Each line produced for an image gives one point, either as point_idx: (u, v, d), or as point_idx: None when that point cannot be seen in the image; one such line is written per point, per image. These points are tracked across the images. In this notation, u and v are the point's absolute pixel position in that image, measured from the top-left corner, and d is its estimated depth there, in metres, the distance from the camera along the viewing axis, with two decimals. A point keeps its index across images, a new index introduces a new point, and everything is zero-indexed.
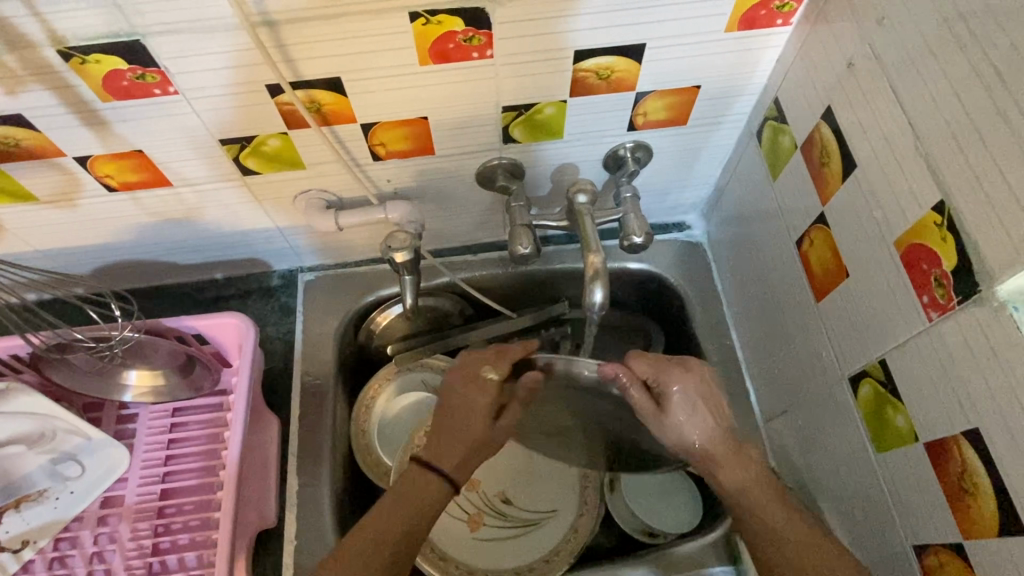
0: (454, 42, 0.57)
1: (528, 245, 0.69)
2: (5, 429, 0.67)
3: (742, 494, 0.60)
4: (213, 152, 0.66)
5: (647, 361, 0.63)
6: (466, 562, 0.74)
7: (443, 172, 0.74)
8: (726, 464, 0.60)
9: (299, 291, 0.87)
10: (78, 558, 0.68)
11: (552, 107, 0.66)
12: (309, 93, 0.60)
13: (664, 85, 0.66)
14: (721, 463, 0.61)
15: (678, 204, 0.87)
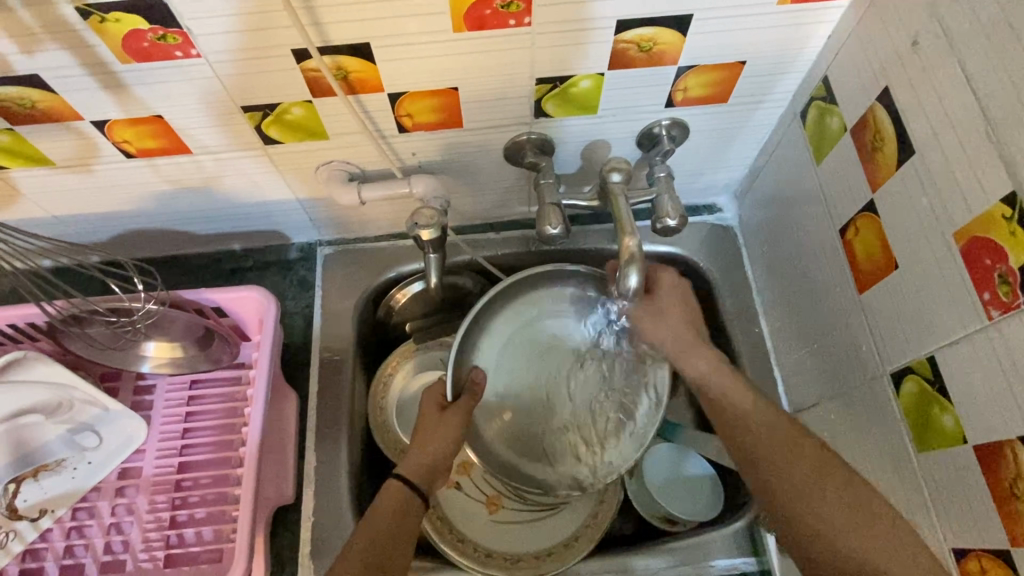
0: (491, 7, 0.54)
1: (557, 225, 0.67)
2: (22, 398, 0.67)
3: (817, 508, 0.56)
4: (234, 119, 0.63)
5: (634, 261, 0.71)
6: (485, 544, 0.73)
7: (469, 146, 0.71)
8: (717, 377, 0.65)
9: (318, 265, 0.85)
10: (96, 529, 0.67)
11: (588, 80, 0.63)
12: (336, 60, 0.57)
13: (708, 58, 0.62)
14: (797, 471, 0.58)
15: (710, 185, 0.84)
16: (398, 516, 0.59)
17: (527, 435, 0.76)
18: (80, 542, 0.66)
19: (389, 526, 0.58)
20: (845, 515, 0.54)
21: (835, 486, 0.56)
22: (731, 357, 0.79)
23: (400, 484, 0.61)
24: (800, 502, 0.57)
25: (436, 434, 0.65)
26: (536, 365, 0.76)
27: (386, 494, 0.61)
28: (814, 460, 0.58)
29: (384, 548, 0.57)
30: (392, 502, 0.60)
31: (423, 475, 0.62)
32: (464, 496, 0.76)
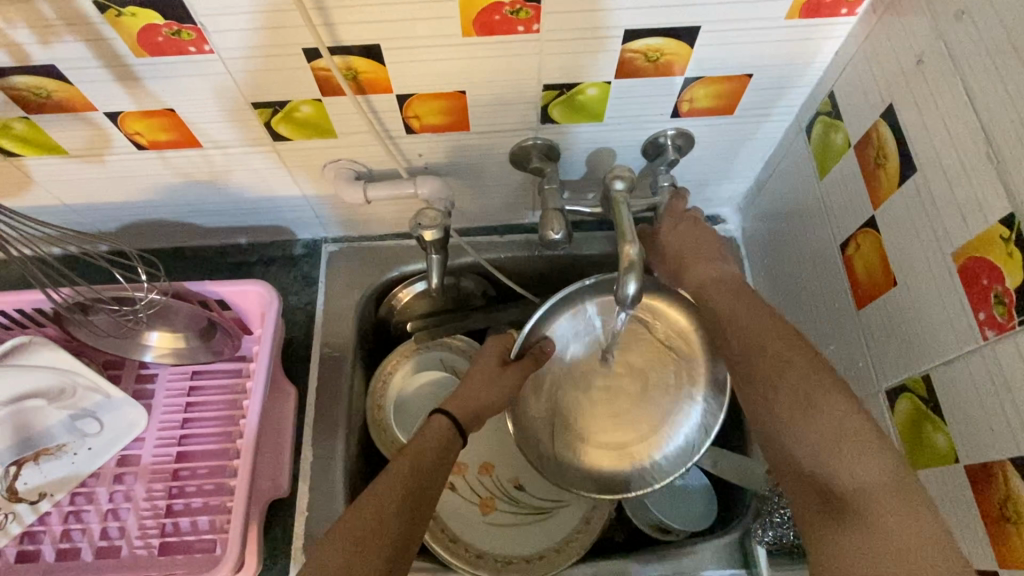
0: (500, 13, 0.54)
1: (560, 230, 0.68)
2: (27, 381, 0.68)
3: (785, 378, 0.55)
4: (244, 115, 0.64)
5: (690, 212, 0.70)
6: (477, 545, 0.73)
7: (475, 150, 0.72)
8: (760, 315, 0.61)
9: (322, 261, 0.86)
10: (93, 514, 0.68)
11: (594, 88, 0.64)
12: (346, 60, 0.58)
13: (713, 71, 0.63)
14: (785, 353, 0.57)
15: (715, 197, 0.84)
16: (439, 446, 0.60)
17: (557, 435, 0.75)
18: (77, 527, 0.67)
19: (432, 451, 0.59)
20: (823, 418, 0.52)
21: (825, 392, 0.53)
22: None
23: (445, 418, 0.62)
24: (782, 399, 0.54)
25: (485, 384, 0.67)
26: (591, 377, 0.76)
27: (431, 425, 0.61)
28: (809, 367, 0.55)
29: (428, 470, 0.57)
30: (437, 428, 0.61)
31: (469, 415, 0.64)
32: (458, 496, 0.76)
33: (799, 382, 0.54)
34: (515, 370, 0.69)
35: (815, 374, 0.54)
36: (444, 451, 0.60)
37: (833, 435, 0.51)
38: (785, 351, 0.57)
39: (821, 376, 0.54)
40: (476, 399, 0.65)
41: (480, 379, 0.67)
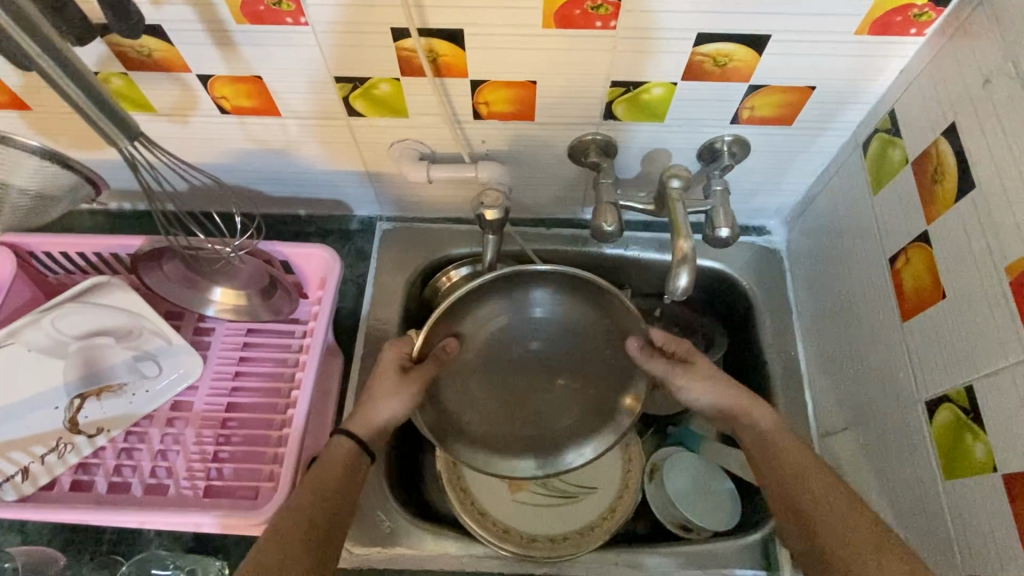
0: (581, 8, 0.57)
1: (612, 223, 0.70)
2: (99, 319, 0.73)
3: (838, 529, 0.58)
4: (326, 88, 0.68)
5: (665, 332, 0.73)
6: (505, 521, 0.75)
7: (537, 141, 0.75)
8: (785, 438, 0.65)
9: (376, 237, 0.90)
10: (145, 452, 0.72)
11: (660, 88, 0.66)
12: (430, 42, 0.61)
13: (778, 80, 0.65)
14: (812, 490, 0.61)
15: (762, 208, 0.87)
16: (343, 475, 0.63)
17: (507, 411, 0.76)
18: (129, 463, 0.71)
19: (333, 476, 0.63)
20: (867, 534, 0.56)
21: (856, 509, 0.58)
22: (763, 377, 0.82)
23: (345, 439, 0.65)
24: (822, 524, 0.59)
25: (382, 390, 0.67)
26: (516, 345, 0.73)
27: (333, 448, 0.65)
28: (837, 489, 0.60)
29: (325, 497, 0.61)
30: (334, 456, 0.64)
31: (378, 430, 0.67)
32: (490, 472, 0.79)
33: (853, 532, 0.57)
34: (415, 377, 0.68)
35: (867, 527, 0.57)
36: (348, 467, 0.64)
37: None
38: (832, 503, 0.59)
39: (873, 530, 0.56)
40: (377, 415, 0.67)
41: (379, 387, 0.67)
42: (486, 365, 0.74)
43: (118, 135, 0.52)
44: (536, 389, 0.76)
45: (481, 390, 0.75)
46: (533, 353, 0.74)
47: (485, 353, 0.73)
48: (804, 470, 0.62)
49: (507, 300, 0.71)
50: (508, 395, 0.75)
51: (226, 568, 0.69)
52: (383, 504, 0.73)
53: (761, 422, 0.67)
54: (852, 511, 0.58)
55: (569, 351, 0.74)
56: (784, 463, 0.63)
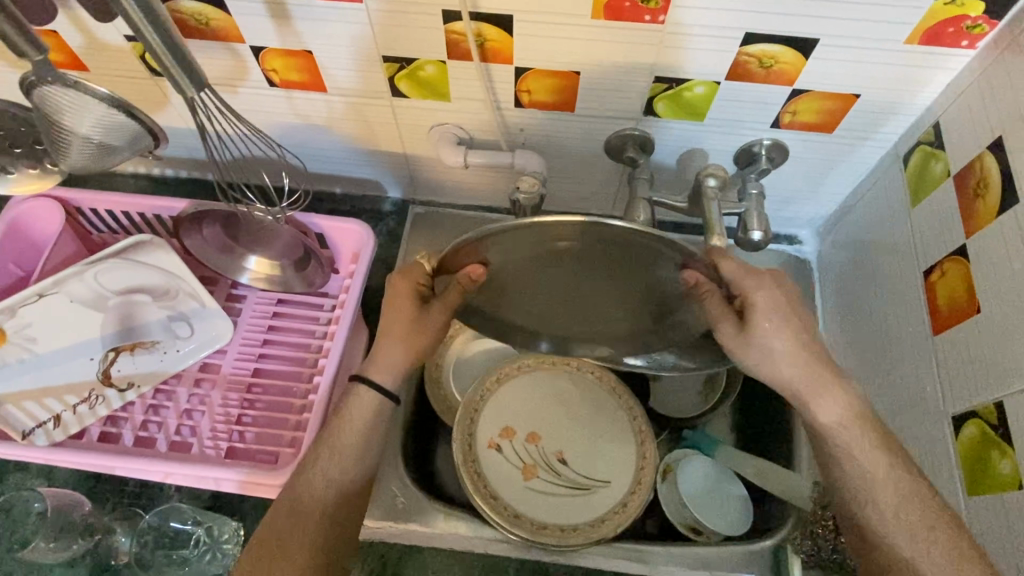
0: (631, 1, 0.58)
1: (644, 218, 0.71)
2: (138, 277, 0.76)
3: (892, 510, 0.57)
4: (373, 66, 0.69)
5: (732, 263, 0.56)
6: (516, 507, 0.75)
7: (575, 132, 0.76)
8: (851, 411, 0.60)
9: (407, 220, 0.91)
10: (171, 410, 0.74)
11: (703, 86, 0.66)
12: (479, 26, 0.62)
13: (821, 86, 0.65)
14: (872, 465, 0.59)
15: (795, 217, 0.86)
16: (359, 441, 0.66)
17: (558, 315, 0.69)
18: (155, 420, 0.73)
19: (348, 443, 0.65)
20: (908, 492, 0.57)
21: (897, 465, 0.58)
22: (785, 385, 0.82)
23: (367, 387, 0.66)
24: (859, 484, 0.59)
25: (393, 326, 0.65)
26: (555, 261, 0.58)
27: (355, 401, 0.66)
28: (888, 452, 0.59)
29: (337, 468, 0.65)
30: (348, 424, 0.66)
31: (391, 372, 0.67)
32: (505, 458, 0.79)
33: (906, 511, 0.56)
34: (427, 310, 0.65)
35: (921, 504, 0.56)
36: (370, 418, 0.66)
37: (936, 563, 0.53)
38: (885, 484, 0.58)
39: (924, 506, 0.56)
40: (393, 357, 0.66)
41: (390, 320, 0.65)
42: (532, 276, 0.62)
43: (185, 82, 0.52)
44: (595, 297, 0.64)
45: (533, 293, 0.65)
46: (581, 269, 0.59)
47: (524, 265, 0.60)
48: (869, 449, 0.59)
49: (571, 236, 0.54)
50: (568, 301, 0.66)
51: (242, 530, 0.71)
52: (399, 480, 0.75)
53: (823, 415, 0.61)
54: (908, 487, 0.57)
55: (633, 268, 0.58)
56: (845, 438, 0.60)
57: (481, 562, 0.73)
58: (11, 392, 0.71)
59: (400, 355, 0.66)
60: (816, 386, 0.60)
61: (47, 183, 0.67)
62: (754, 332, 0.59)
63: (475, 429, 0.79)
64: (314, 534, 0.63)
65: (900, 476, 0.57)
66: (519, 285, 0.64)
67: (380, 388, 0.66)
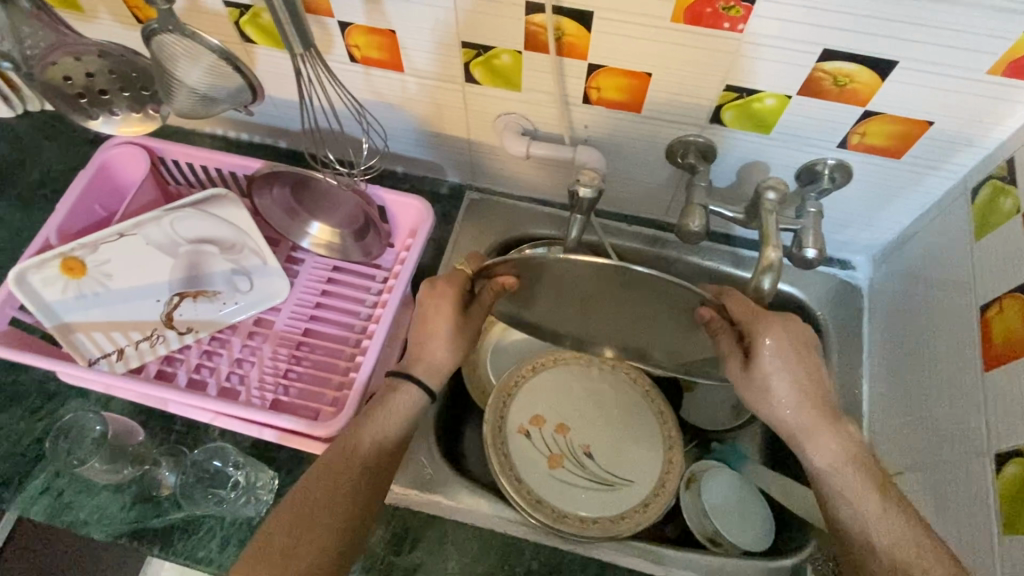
0: (712, 7, 0.59)
1: (698, 225, 0.72)
2: (209, 229, 0.80)
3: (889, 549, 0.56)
4: (451, 51, 0.72)
5: (745, 306, 0.62)
6: (539, 492, 0.77)
7: (638, 133, 0.77)
8: (844, 451, 0.61)
9: (462, 205, 0.94)
10: (224, 358, 0.77)
11: (774, 99, 0.67)
12: (560, 20, 0.64)
13: (893, 110, 0.64)
14: (866, 506, 0.59)
15: (850, 241, 0.86)
16: (400, 424, 0.68)
17: (574, 321, 0.75)
18: (208, 365, 0.77)
19: (389, 419, 0.68)
20: (904, 537, 0.57)
21: (895, 508, 0.58)
22: None
23: (410, 385, 0.69)
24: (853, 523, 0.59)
25: (438, 321, 0.69)
26: (582, 284, 0.64)
27: (398, 395, 0.69)
28: (880, 492, 0.59)
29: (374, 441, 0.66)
30: (392, 404, 0.69)
31: (439, 374, 0.71)
32: (532, 444, 0.81)
33: (906, 552, 0.56)
34: (470, 314, 0.70)
35: (926, 543, 0.56)
36: (410, 415, 0.69)
37: None
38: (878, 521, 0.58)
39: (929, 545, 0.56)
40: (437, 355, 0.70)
41: (434, 314, 0.69)
42: (560, 286, 0.66)
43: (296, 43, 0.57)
44: (611, 309, 0.69)
45: (557, 302, 0.71)
46: (607, 291, 0.65)
47: (556, 283, 0.66)
48: (863, 487, 0.59)
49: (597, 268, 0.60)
50: (581, 309, 0.71)
51: (277, 479, 0.75)
52: (429, 452, 0.77)
53: (814, 459, 0.62)
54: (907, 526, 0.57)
55: (654, 296, 0.63)
56: (838, 479, 0.60)
57: (501, 541, 0.74)
58: (81, 320, 0.75)
59: (444, 348, 0.70)
60: (815, 427, 0.61)
61: (147, 127, 0.72)
62: (772, 372, 0.61)
63: (506, 413, 0.81)
64: (336, 519, 0.63)
65: (906, 526, 0.57)
66: (554, 289, 0.68)
67: (422, 386, 0.69)
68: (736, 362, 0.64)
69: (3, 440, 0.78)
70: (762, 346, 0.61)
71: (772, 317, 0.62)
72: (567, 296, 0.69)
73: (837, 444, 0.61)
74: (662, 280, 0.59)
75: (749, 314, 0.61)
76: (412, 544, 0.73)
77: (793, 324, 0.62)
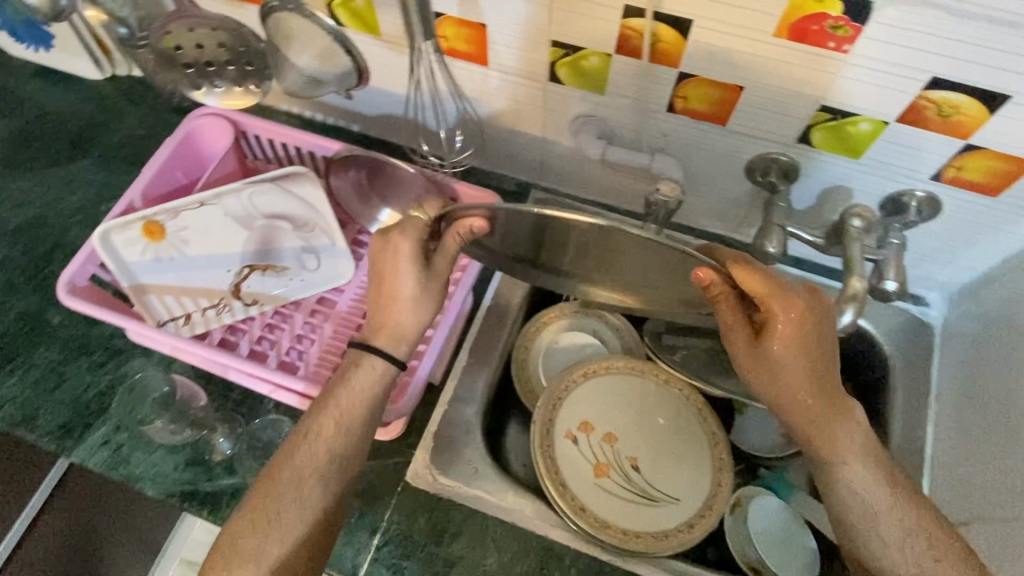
0: (820, 24, 0.57)
1: (777, 246, 0.71)
2: (285, 205, 0.81)
3: (893, 535, 0.61)
4: (538, 49, 0.72)
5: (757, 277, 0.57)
6: (582, 499, 0.76)
7: (719, 146, 0.75)
8: (843, 435, 0.63)
9: (527, 203, 0.93)
10: (286, 333, 0.79)
11: (869, 123, 0.65)
12: (657, 27, 0.63)
13: (997, 147, 0.62)
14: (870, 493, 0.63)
15: (927, 276, 0.83)
16: (361, 414, 0.66)
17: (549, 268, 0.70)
18: (270, 338, 0.78)
19: (351, 404, 0.66)
20: (915, 525, 0.61)
21: (901, 496, 0.62)
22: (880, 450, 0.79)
23: (371, 356, 0.67)
24: (863, 515, 0.63)
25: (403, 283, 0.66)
26: (559, 230, 0.58)
27: (359, 371, 0.67)
28: (886, 481, 0.63)
29: (334, 436, 0.65)
30: (352, 389, 0.66)
31: (403, 343, 0.68)
32: (579, 451, 0.80)
33: (913, 540, 0.61)
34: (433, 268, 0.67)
35: (931, 525, 0.61)
36: (375, 395, 0.67)
37: None
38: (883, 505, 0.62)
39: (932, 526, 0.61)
40: (401, 316, 0.67)
41: (402, 276, 0.66)
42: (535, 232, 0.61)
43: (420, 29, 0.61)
44: (584, 256, 0.64)
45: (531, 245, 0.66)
46: (584, 239, 0.59)
47: (534, 228, 0.60)
48: (864, 471, 0.63)
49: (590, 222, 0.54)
50: (557, 254, 0.66)
51: None
52: (476, 447, 0.77)
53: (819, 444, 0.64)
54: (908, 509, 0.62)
55: (633, 249, 0.58)
56: (839, 462, 0.63)
57: (539, 545, 0.74)
58: (155, 283, 0.78)
59: (408, 313, 0.67)
60: (818, 414, 0.63)
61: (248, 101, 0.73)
62: (784, 354, 0.60)
63: (555, 416, 0.80)
64: (306, 511, 0.63)
65: (914, 513, 0.62)
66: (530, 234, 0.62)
67: (381, 352, 0.67)
68: (744, 333, 0.61)
69: (70, 390, 0.81)
70: (776, 326, 0.59)
71: (787, 297, 0.58)
72: (540, 243, 0.63)
73: (846, 433, 0.63)
74: (670, 250, 0.55)
75: (771, 292, 0.57)
76: (452, 537, 0.74)
77: (811, 302, 0.59)
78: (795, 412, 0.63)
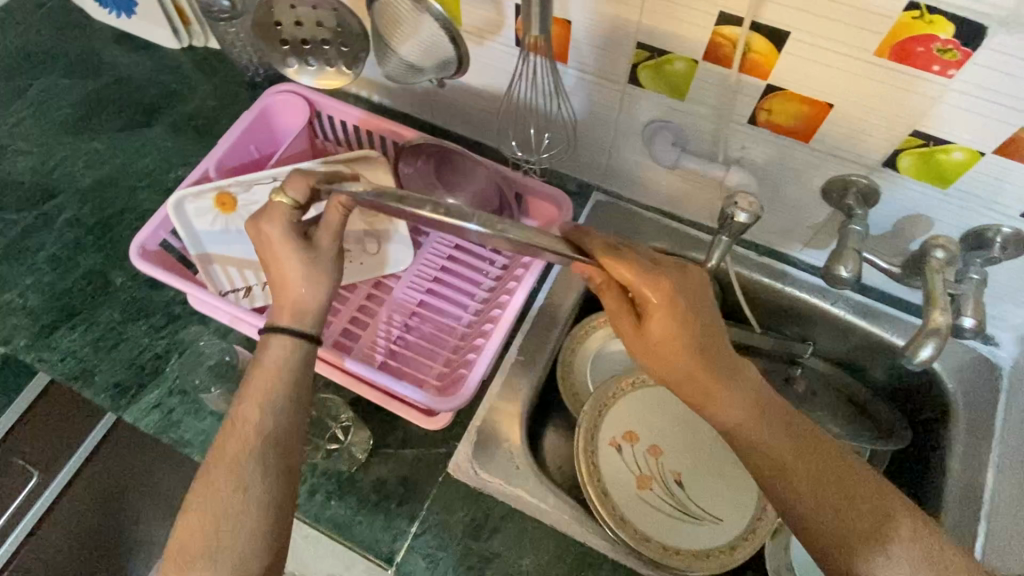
0: (926, 46, 0.55)
1: (851, 270, 0.68)
2: None
3: (831, 504, 0.57)
4: (622, 50, 0.70)
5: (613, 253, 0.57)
6: (622, 510, 0.75)
7: (797, 163, 0.73)
8: (736, 399, 0.61)
9: (587, 204, 0.92)
10: (342, 314, 0.80)
11: (963, 152, 0.62)
12: (750, 36, 0.62)
13: None
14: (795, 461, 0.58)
15: (1001, 315, 0.79)
16: (284, 402, 0.60)
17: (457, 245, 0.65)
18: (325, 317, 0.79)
19: (266, 388, 0.61)
20: (869, 496, 0.57)
21: (831, 459, 0.59)
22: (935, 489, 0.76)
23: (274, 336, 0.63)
24: (794, 490, 0.58)
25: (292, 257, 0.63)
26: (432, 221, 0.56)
27: (271, 351, 0.63)
28: (807, 444, 0.59)
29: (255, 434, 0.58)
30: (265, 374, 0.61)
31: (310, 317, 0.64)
32: (621, 461, 0.79)
33: (855, 508, 0.57)
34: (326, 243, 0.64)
35: (872, 486, 0.58)
36: (292, 368, 0.62)
37: (912, 553, 0.55)
38: (809, 469, 0.58)
39: (869, 484, 0.58)
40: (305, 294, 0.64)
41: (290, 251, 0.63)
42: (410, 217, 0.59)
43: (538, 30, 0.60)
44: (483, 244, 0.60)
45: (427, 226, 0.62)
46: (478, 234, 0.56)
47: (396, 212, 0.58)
48: (778, 435, 0.59)
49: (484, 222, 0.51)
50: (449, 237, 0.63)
51: (371, 440, 0.78)
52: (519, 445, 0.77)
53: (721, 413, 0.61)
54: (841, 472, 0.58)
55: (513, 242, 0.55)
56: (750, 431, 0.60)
57: (577, 551, 0.73)
58: (221, 253, 0.79)
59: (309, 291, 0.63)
60: (709, 382, 0.61)
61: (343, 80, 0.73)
62: (659, 332, 0.59)
63: (601, 423, 0.80)
64: (250, 518, 0.56)
65: (861, 481, 0.58)
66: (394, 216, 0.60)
67: (291, 330, 0.63)
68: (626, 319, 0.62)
69: (128, 351, 0.82)
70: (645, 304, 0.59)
71: (650, 266, 0.58)
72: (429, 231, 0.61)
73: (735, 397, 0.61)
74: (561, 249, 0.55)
75: (636, 271, 0.57)
76: (490, 532, 0.74)
77: (676, 276, 0.60)
78: (689, 392, 0.62)
